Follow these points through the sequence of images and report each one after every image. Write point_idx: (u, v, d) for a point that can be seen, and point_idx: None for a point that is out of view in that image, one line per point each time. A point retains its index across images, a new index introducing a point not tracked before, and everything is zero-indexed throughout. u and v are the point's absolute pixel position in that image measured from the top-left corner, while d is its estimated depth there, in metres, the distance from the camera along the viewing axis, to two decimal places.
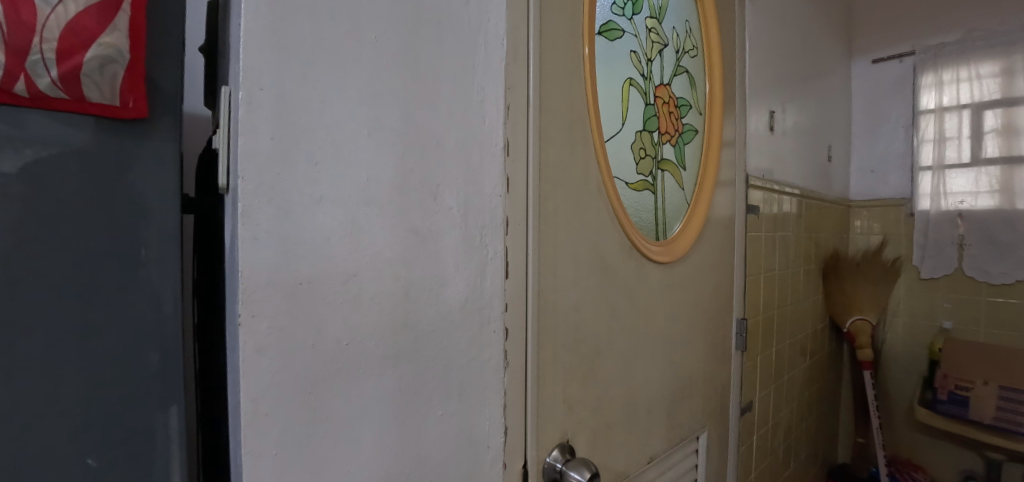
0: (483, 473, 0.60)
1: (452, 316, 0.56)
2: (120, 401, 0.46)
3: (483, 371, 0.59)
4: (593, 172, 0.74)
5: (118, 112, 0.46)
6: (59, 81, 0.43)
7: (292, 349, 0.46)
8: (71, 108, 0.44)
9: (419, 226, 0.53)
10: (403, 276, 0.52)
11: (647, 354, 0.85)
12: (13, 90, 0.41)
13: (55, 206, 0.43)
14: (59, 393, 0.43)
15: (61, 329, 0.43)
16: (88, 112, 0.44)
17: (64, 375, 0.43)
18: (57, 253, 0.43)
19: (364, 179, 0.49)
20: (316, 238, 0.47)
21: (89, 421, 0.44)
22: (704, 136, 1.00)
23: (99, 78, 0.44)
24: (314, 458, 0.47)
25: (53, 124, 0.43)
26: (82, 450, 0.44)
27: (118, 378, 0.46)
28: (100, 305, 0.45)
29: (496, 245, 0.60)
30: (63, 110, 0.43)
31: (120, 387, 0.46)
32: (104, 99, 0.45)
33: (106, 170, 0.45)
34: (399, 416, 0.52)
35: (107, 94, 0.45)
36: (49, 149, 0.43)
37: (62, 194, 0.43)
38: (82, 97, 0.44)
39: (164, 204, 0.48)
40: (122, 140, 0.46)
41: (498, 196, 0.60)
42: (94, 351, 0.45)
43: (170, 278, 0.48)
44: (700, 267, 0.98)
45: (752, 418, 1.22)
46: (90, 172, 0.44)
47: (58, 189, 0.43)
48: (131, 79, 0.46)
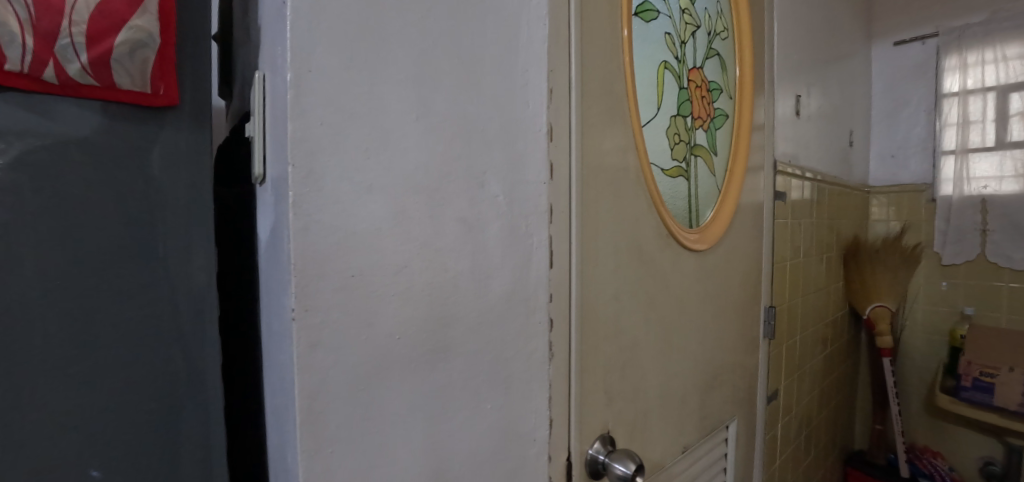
0: (529, 467, 0.58)
1: (497, 308, 0.54)
2: (143, 402, 0.45)
3: (527, 364, 0.57)
4: (631, 158, 0.72)
5: (149, 99, 0.44)
6: (89, 66, 0.41)
7: (340, 345, 0.44)
8: (102, 96, 0.42)
9: (466, 215, 0.51)
10: (452, 267, 0.50)
11: (681, 344, 0.83)
12: (42, 76, 0.39)
13: (66, 200, 0.41)
14: (76, 392, 0.42)
15: (77, 325, 0.41)
16: (119, 100, 0.43)
17: (77, 375, 0.42)
18: (65, 251, 0.41)
19: (412, 166, 0.47)
20: (366, 228, 0.45)
21: (105, 426, 0.43)
22: (734, 120, 0.98)
23: (130, 64, 0.42)
24: (362, 456, 0.46)
25: (70, 113, 0.41)
26: (87, 458, 0.42)
27: (141, 377, 0.44)
28: (131, 298, 0.44)
29: (541, 234, 0.58)
30: (93, 98, 0.42)
31: (145, 387, 0.45)
32: (135, 86, 0.43)
33: (122, 163, 0.43)
34: (441, 412, 0.50)
35: (138, 81, 0.43)
36: (59, 139, 0.41)
37: (71, 186, 0.41)
38: (113, 85, 0.42)
39: (184, 199, 0.46)
40: (139, 129, 0.44)
41: (542, 183, 0.58)
42: (113, 349, 0.43)
43: (187, 277, 0.47)
44: (731, 254, 0.96)
45: (777, 405, 1.21)
46: (100, 163, 0.42)
47: (68, 181, 0.41)
48: (162, 64, 0.44)
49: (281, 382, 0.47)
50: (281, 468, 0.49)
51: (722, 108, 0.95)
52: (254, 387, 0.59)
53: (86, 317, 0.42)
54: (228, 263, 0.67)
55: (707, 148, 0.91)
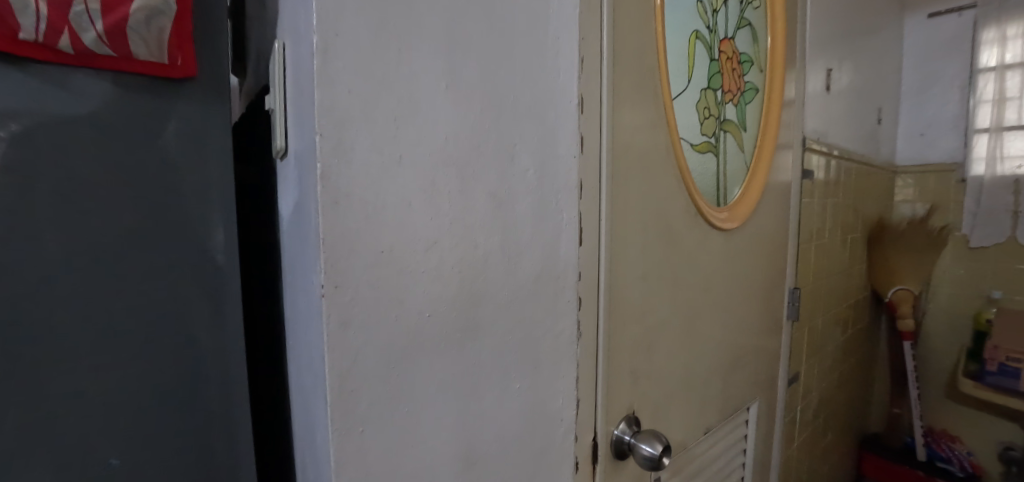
0: (556, 448, 0.57)
1: (527, 287, 0.53)
2: (166, 383, 0.45)
3: (555, 344, 0.56)
4: (661, 132, 0.69)
5: (166, 70, 0.43)
6: (105, 35, 0.40)
7: (371, 325, 0.43)
8: (118, 66, 0.41)
9: (497, 190, 0.49)
10: (482, 244, 0.49)
11: (707, 325, 0.82)
12: (57, 46, 0.38)
13: (85, 184, 0.41)
14: (102, 369, 0.42)
15: (98, 304, 0.42)
16: (136, 71, 0.42)
17: (101, 357, 0.42)
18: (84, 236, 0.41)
19: (442, 138, 0.45)
20: (397, 202, 0.43)
21: (128, 402, 0.44)
22: (765, 95, 0.94)
23: (146, 33, 0.41)
24: (393, 436, 0.46)
25: (85, 94, 0.41)
26: (115, 437, 0.43)
27: (161, 358, 0.45)
28: (153, 275, 0.44)
29: (571, 210, 0.56)
30: (109, 68, 0.41)
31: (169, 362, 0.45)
32: (151, 56, 0.42)
33: (138, 144, 0.43)
34: (472, 394, 0.50)
35: (154, 51, 0.42)
36: (74, 122, 0.40)
37: (90, 171, 0.41)
38: (130, 54, 0.41)
39: (202, 180, 0.46)
40: (155, 110, 0.44)
41: (573, 158, 0.55)
42: (133, 330, 0.44)
43: (205, 259, 0.47)
44: (758, 234, 0.94)
45: (797, 388, 1.20)
46: (115, 146, 0.42)
47: (90, 160, 0.41)
48: (179, 33, 0.43)
49: (310, 360, 0.46)
50: (311, 446, 0.48)
51: (752, 82, 0.91)
52: (278, 363, 0.59)
53: (107, 300, 0.42)
54: (250, 239, 0.66)
55: (736, 124, 0.88)
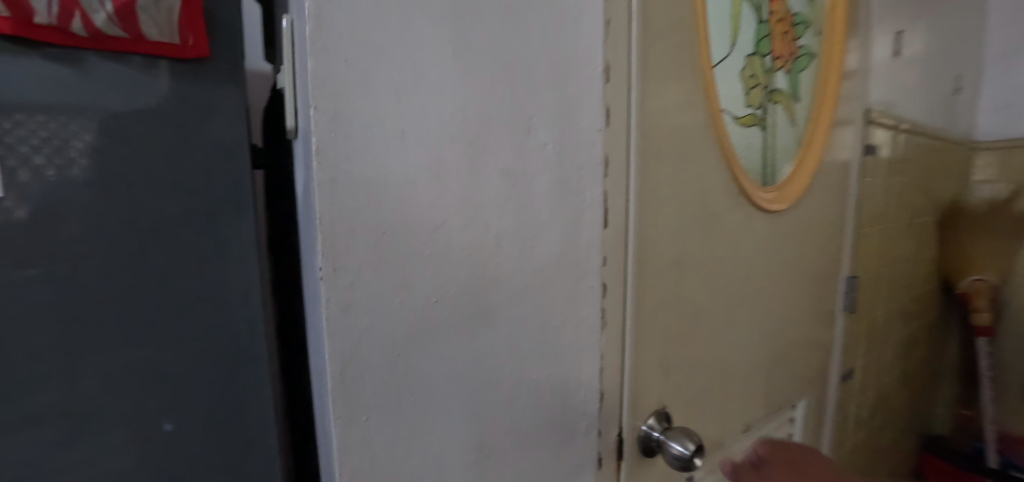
0: (578, 442, 0.54)
1: (546, 271, 0.49)
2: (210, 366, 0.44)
3: (576, 333, 0.52)
4: (700, 104, 0.63)
5: (180, 51, 0.41)
6: (116, 16, 0.37)
7: (377, 310, 0.41)
8: (132, 49, 0.39)
9: (511, 167, 0.45)
10: (495, 225, 0.45)
11: (749, 315, 0.75)
12: (70, 29, 0.36)
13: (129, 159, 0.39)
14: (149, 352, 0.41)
15: (142, 289, 0.40)
16: (151, 53, 0.39)
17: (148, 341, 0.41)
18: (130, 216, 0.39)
19: (449, 111, 0.42)
20: (401, 180, 0.40)
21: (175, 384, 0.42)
22: (820, 62, 0.85)
23: (156, 13, 0.39)
24: (401, 424, 0.44)
25: (125, 68, 0.39)
26: (157, 418, 0.42)
27: (205, 342, 0.43)
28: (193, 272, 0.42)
29: (594, 189, 0.51)
30: (123, 51, 0.39)
31: (211, 364, 0.44)
32: (163, 37, 0.40)
33: (182, 120, 0.41)
34: (483, 383, 0.47)
35: (166, 32, 0.40)
36: (121, 99, 0.39)
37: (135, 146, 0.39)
38: (141, 36, 0.39)
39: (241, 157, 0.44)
40: (197, 85, 0.42)
41: (597, 131, 0.50)
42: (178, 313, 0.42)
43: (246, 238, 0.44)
44: (811, 216, 0.86)
45: (852, 384, 1.11)
46: (159, 122, 0.40)
47: (131, 158, 0.39)
48: (189, 12, 0.41)
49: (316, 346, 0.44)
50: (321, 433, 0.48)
51: (807, 47, 0.82)
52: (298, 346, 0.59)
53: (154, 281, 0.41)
54: (274, 221, 0.66)
55: (786, 93, 0.79)
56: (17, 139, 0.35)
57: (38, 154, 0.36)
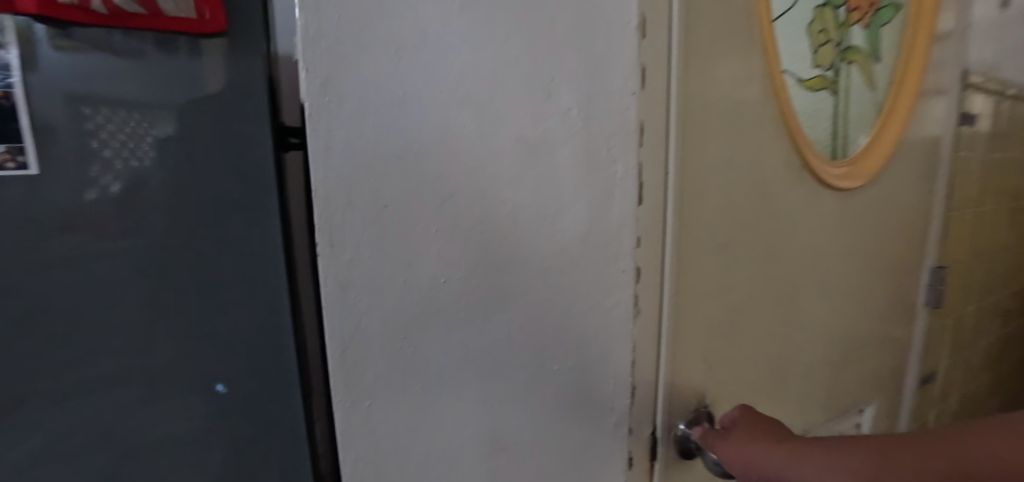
0: (605, 440, 0.48)
1: (570, 251, 0.44)
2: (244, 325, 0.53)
3: (604, 321, 0.46)
4: (758, 63, 0.55)
5: (196, 25, 0.47)
6: None
7: (379, 289, 0.39)
8: (150, 24, 0.45)
9: (529, 134, 0.41)
10: (509, 199, 0.41)
11: (810, 306, 0.67)
12: (93, 6, 0.43)
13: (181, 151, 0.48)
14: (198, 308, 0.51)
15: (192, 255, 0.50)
16: (168, 28, 0.45)
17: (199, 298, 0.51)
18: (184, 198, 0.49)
19: (458, 74, 0.39)
20: (404, 149, 0.37)
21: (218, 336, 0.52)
22: (904, 20, 0.74)
23: None
24: (405, 413, 0.43)
25: (173, 69, 0.47)
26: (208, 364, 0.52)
27: (241, 302, 0.52)
28: (230, 231, 0.51)
29: (627, 160, 0.44)
30: (145, 27, 0.45)
31: (248, 312, 0.52)
32: (179, 12, 0.45)
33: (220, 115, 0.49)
34: (495, 374, 0.44)
35: (182, 7, 0.45)
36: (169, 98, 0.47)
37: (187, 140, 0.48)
38: (158, 11, 0.45)
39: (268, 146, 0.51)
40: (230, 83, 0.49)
41: (631, 94, 0.42)
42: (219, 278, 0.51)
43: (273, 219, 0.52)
44: (890, 196, 0.75)
45: (932, 389, 0.98)
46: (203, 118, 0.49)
47: (184, 145, 0.48)
48: None
49: None
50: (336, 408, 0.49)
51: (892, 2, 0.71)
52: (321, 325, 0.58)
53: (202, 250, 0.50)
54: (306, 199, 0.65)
55: (862, 54, 0.69)
56: (105, 132, 0.46)
57: (120, 137, 0.46)
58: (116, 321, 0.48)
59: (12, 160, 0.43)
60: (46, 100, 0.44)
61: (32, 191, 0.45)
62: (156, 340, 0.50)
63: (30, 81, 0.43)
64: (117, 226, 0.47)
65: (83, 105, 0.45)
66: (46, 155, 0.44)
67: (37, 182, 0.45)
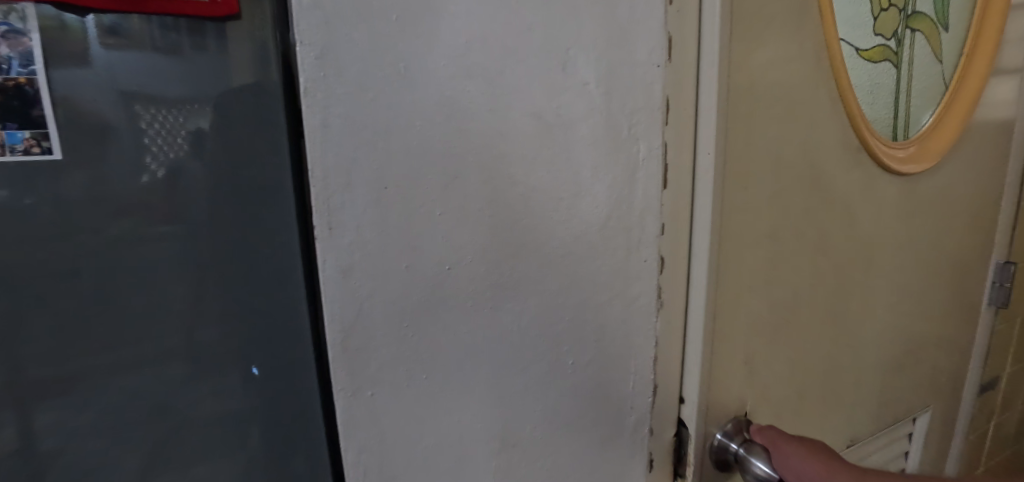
0: (624, 439, 0.46)
1: (589, 237, 0.41)
2: (282, 386, 0.42)
3: (626, 313, 0.44)
4: (816, 31, 0.49)
5: (207, 9, 0.34)
6: None
7: (377, 275, 0.36)
8: (165, 9, 0.33)
9: (544, 110, 0.38)
10: (521, 180, 0.38)
11: (862, 304, 0.61)
12: None
13: (216, 166, 0.36)
14: (234, 362, 0.40)
15: (229, 295, 0.39)
16: (181, 13, 0.34)
17: (236, 349, 0.40)
18: (212, 227, 0.37)
19: (465, 42, 0.35)
20: (406, 126, 0.34)
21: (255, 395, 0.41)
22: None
23: None
24: (414, 402, 0.39)
25: (211, 57, 0.35)
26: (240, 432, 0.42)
27: (281, 360, 0.41)
28: (262, 263, 0.39)
29: (650, 140, 0.41)
30: (156, 12, 0.33)
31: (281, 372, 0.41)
32: None
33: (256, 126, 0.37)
34: (507, 365, 0.41)
35: None
36: (208, 95, 0.36)
37: (223, 151, 0.36)
38: None
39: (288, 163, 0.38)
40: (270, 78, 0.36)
41: (655, 67, 0.41)
42: (255, 328, 0.40)
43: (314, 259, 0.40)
44: (957, 183, 0.68)
45: (994, 396, 0.90)
46: (239, 125, 0.36)
47: (224, 157, 0.37)
48: None
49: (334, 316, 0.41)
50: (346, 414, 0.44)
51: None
52: None
53: (231, 292, 0.39)
54: None
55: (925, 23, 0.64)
56: (151, 129, 0.35)
57: (162, 140, 0.35)
58: (154, 369, 0.38)
59: (35, 144, 0.33)
60: (93, 82, 0.33)
61: (55, 204, 0.34)
62: (200, 393, 0.40)
63: (58, 78, 0.33)
64: (160, 238, 0.36)
65: (135, 103, 0.34)
66: (82, 148, 0.34)
67: (73, 190, 0.34)
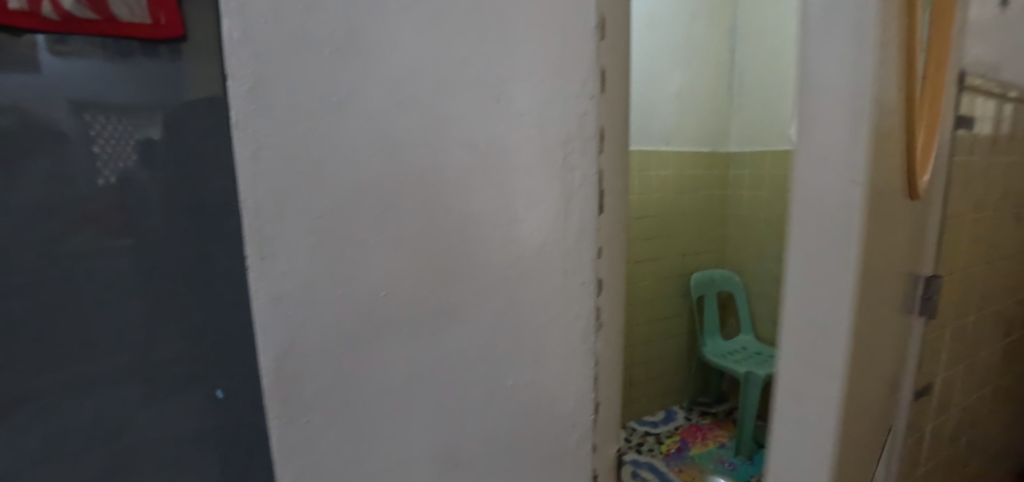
0: (566, 459, 0.47)
1: (525, 263, 0.42)
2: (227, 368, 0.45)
3: (564, 336, 0.45)
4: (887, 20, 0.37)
5: (151, 31, 0.40)
6: None
7: (312, 303, 0.36)
8: (106, 32, 0.39)
9: (478, 141, 0.39)
10: (456, 208, 0.39)
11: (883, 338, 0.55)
12: (42, 13, 0.37)
13: (172, 168, 0.41)
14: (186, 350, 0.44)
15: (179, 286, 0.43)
16: (126, 35, 0.39)
17: (188, 336, 0.44)
18: (165, 221, 0.41)
19: (397, 77, 0.36)
20: (339, 158, 0.35)
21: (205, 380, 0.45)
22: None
23: None
24: (350, 428, 0.40)
25: (152, 68, 0.40)
26: (188, 418, 0.45)
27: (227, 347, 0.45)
28: (210, 258, 0.43)
29: (586, 167, 0.42)
30: (99, 34, 0.39)
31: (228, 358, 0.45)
32: (134, 16, 0.39)
33: (205, 132, 0.42)
34: (447, 389, 0.41)
35: (136, 11, 0.39)
36: (158, 103, 0.41)
37: (177, 154, 0.41)
38: (114, 17, 0.39)
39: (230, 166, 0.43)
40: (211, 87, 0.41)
41: (588, 98, 0.41)
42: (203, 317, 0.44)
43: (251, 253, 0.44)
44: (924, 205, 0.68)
45: (929, 402, 0.95)
46: (191, 132, 0.42)
47: (174, 157, 0.41)
48: None
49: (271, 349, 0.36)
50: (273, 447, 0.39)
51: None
52: None
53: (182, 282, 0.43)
54: None
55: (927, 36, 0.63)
56: (103, 134, 0.40)
57: (111, 146, 0.40)
58: (106, 356, 0.41)
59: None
60: (43, 93, 0.38)
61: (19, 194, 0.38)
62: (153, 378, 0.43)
63: (12, 87, 0.37)
64: (116, 242, 0.41)
65: (86, 112, 0.39)
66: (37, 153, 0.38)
67: (29, 196, 0.38)
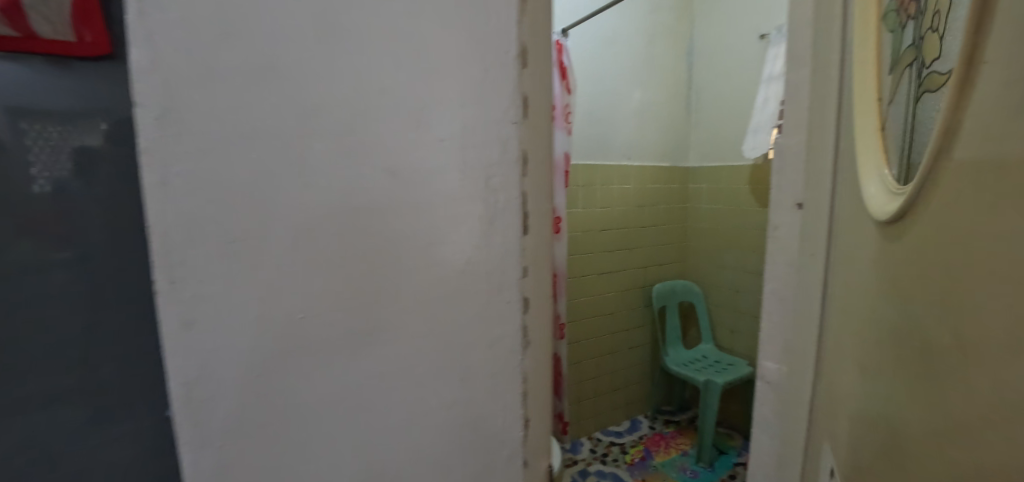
0: (496, 474, 0.48)
1: (449, 283, 0.43)
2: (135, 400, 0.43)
3: (491, 353, 0.46)
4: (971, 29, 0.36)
5: (76, 48, 0.39)
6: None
7: (222, 328, 0.36)
8: (27, 48, 0.37)
9: (399, 166, 0.40)
10: (376, 231, 0.40)
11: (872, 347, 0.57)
12: None
13: (90, 184, 0.40)
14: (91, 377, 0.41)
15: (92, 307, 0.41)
16: (47, 52, 0.38)
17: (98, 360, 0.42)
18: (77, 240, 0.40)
19: (314, 104, 0.37)
20: (252, 184, 0.36)
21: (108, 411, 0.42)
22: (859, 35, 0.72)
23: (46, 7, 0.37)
24: (269, 453, 0.39)
25: (75, 81, 0.39)
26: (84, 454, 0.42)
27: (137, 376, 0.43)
28: (123, 283, 0.42)
29: (509, 190, 0.44)
30: (16, 51, 0.37)
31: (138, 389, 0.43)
32: (57, 34, 0.38)
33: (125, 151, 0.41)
34: (368, 409, 0.42)
35: (59, 28, 0.38)
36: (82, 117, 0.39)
37: (92, 172, 0.40)
38: (33, 33, 0.37)
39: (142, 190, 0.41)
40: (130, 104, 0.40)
41: (511, 124, 0.44)
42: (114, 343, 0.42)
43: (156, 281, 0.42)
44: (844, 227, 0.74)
45: None
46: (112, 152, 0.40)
47: (89, 174, 0.40)
48: (84, 4, 0.38)
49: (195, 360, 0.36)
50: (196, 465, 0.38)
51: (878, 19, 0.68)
52: None
53: (93, 304, 0.41)
54: None
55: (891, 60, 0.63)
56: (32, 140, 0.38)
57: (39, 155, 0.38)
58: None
59: None
60: None
61: None
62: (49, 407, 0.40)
63: None
64: (54, 259, 0.39)
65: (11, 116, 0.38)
66: None
67: None
